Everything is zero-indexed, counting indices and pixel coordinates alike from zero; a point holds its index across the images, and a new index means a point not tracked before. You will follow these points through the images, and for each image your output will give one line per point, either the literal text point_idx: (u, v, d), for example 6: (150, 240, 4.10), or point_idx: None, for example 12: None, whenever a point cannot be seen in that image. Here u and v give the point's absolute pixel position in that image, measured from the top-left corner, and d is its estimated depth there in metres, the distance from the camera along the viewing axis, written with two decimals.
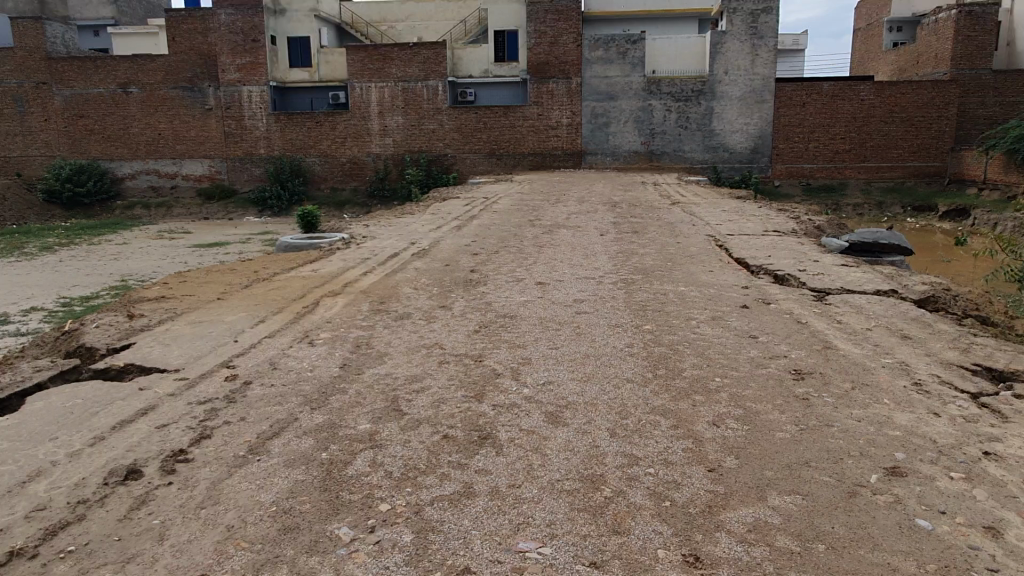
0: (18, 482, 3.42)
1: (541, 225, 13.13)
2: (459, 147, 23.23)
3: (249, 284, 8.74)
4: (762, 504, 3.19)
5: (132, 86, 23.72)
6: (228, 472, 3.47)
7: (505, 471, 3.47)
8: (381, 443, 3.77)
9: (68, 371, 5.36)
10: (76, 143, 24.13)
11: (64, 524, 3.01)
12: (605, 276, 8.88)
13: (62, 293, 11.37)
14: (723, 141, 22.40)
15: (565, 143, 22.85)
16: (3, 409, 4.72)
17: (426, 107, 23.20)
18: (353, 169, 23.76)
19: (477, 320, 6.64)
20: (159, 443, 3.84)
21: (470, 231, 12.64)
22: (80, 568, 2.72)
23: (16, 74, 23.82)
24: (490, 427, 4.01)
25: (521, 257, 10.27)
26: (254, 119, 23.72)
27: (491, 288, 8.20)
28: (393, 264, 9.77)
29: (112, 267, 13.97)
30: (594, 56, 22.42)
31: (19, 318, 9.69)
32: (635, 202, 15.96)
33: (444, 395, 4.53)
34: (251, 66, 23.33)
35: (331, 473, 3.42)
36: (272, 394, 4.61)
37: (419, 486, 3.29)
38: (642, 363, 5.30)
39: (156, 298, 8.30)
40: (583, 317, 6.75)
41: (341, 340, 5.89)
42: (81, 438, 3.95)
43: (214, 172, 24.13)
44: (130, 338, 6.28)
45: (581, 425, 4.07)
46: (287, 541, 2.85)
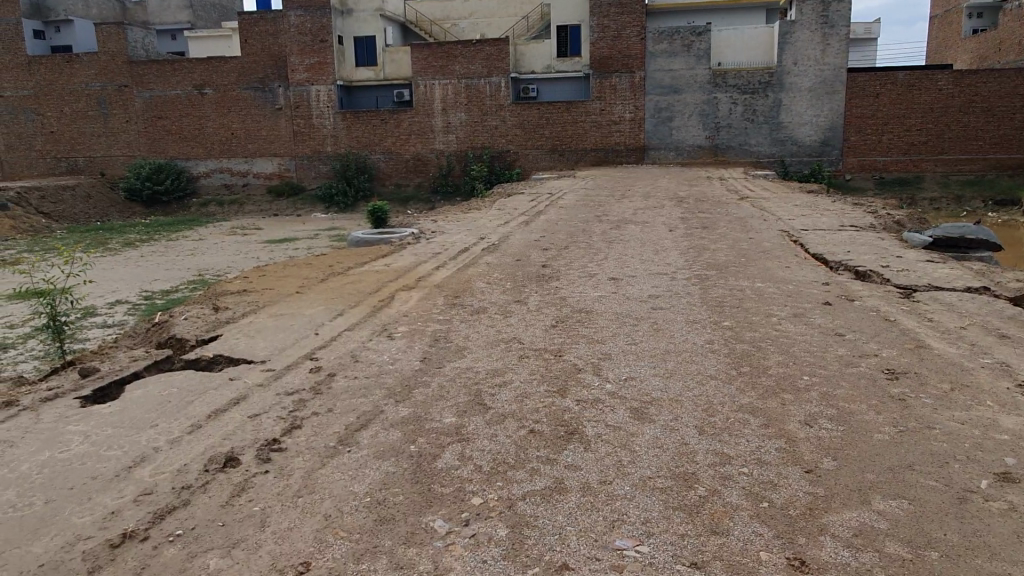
0: (124, 466, 3.57)
1: (608, 221, 13.01)
2: (522, 143, 23.18)
3: (325, 279, 8.91)
4: (866, 508, 3.07)
5: (207, 88, 24.57)
6: (320, 462, 3.55)
7: (595, 467, 3.42)
8: (468, 437, 3.78)
9: (161, 361, 5.60)
10: (155, 143, 25.11)
11: (171, 508, 3.12)
12: (678, 272, 8.72)
13: (144, 287, 11.83)
14: (792, 134, 21.70)
15: (628, 138, 22.53)
16: (105, 396, 4.96)
17: (488, 103, 23.23)
18: (417, 166, 24.04)
19: (553, 314, 6.62)
20: (252, 432, 3.94)
21: (538, 226, 12.63)
22: (190, 552, 2.81)
23: (100, 77, 24.90)
24: (577, 422, 3.98)
25: (589, 252, 10.17)
26: (321, 117, 24.22)
27: (564, 283, 8.16)
28: (464, 259, 9.82)
29: (189, 263, 14.44)
30: (658, 49, 22.04)
31: (107, 310, 10.11)
32: (702, 197, 15.61)
33: (527, 390, 4.51)
34: (320, 65, 23.81)
35: (421, 466, 3.44)
36: (357, 386, 4.69)
37: (511, 480, 3.29)
38: (725, 360, 5.17)
39: (239, 292, 8.56)
40: (659, 313, 6.64)
41: (420, 334, 5.94)
42: (180, 426, 4.10)
43: (284, 170, 24.77)
44: (216, 330, 6.49)
45: (669, 422, 3.99)
46: (384, 532, 2.88)
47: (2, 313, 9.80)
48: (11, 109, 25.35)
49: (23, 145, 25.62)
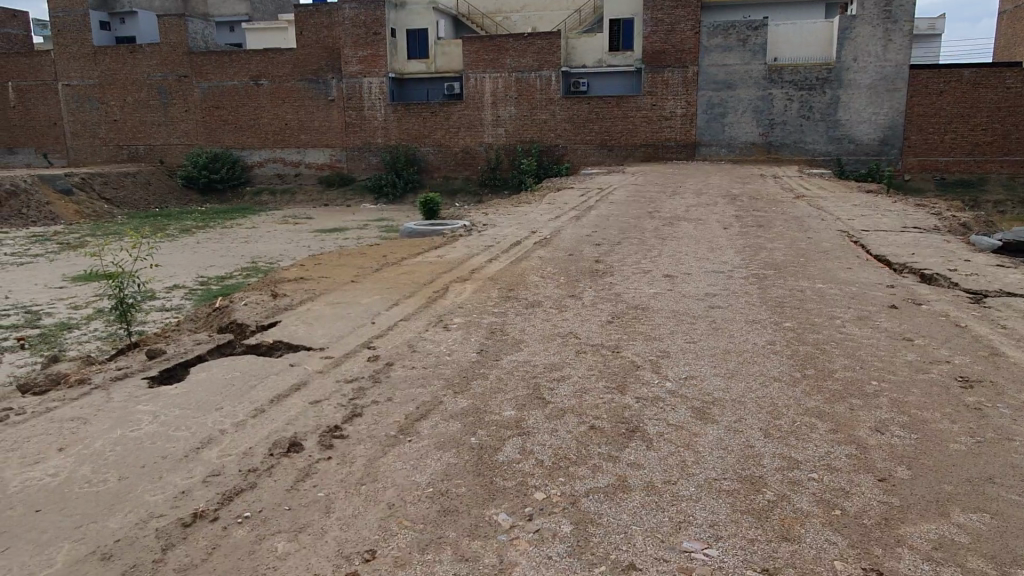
0: (193, 447, 3.64)
1: (659, 217, 12.83)
2: (571, 137, 23.00)
3: (379, 269, 8.99)
4: (946, 520, 2.94)
5: (262, 79, 25.02)
6: (381, 451, 3.56)
7: (659, 466, 3.37)
8: (528, 431, 3.76)
9: (224, 345, 5.73)
10: (213, 133, 25.69)
11: (239, 490, 3.17)
12: (734, 271, 8.55)
13: (201, 273, 12.14)
14: (850, 133, 21.05)
15: (679, 134, 22.13)
16: (170, 377, 5.10)
17: (539, 97, 23.13)
18: (465, 159, 24.08)
19: (608, 310, 6.54)
20: (314, 419, 3.99)
21: (589, 221, 12.53)
22: (259, 534, 2.84)
23: (161, 68, 25.56)
24: (637, 420, 3.91)
25: (642, 249, 10.03)
26: (373, 109, 24.46)
27: (618, 279, 8.05)
28: (516, 252, 9.78)
29: (244, 250, 14.75)
30: (712, 44, 21.58)
31: (165, 294, 10.41)
32: (756, 195, 15.27)
33: (585, 385, 4.47)
34: (372, 58, 24.06)
35: (482, 458, 3.44)
36: (415, 375, 4.72)
37: (573, 476, 3.25)
38: (789, 361, 5.06)
39: (295, 279, 8.70)
40: (717, 312, 6.51)
41: (476, 326, 5.94)
42: (244, 410, 4.17)
43: (335, 161, 25.08)
44: (275, 316, 6.61)
45: (732, 423, 3.90)
46: (448, 523, 2.88)
47: (69, 294, 10.17)
48: (76, 98, 26.17)
49: (88, 133, 26.39)
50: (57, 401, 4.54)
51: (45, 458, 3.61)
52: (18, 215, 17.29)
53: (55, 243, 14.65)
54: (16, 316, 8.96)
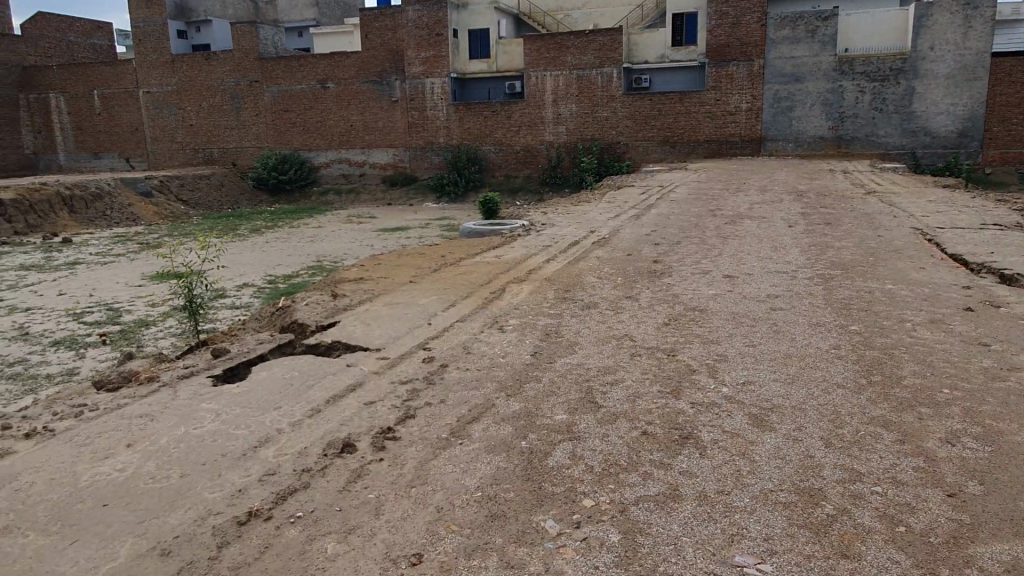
0: (251, 445, 3.75)
1: (721, 216, 12.55)
2: (632, 134, 22.69)
3: (437, 269, 9.07)
4: (1020, 541, 2.77)
5: (329, 82, 25.59)
6: (433, 454, 3.59)
7: (712, 475, 3.28)
8: (579, 435, 3.72)
9: (285, 344, 5.89)
10: (282, 135, 26.38)
11: (293, 490, 3.24)
12: (798, 271, 8.30)
13: (269, 271, 12.50)
14: (926, 125, 20.07)
15: (744, 130, 21.53)
16: (234, 376, 5.27)
17: (600, 94, 22.92)
18: (526, 157, 24.05)
19: (665, 312, 6.44)
20: (368, 420, 4.05)
21: (649, 220, 12.36)
22: (309, 535, 2.90)
23: (234, 73, 26.41)
24: (691, 426, 3.83)
25: (703, 248, 9.84)
26: (435, 109, 24.72)
27: (677, 279, 7.93)
28: (574, 252, 9.72)
29: (311, 249, 15.13)
30: (779, 35, 20.91)
31: (235, 292, 10.76)
32: (824, 191, 14.79)
33: (639, 390, 4.40)
34: (435, 59, 24.35)
35: (532, 463, 3.42)
36: (469, 377, 4.74)
37: (623, 484, 3.21)
38: (854, 366, 4.87)
39: (356, 279, 8.87)
40: (778, 314, 6.32)
41: (531, 328, 5.93)
42: (301, 410, 4.26)
43: (398, 161, 25.45)
44: (335, 316, 6.75)
45: (791, 432, 3.77)
46: (496, 529, 2.88)
47: (148, 292, 10.62)
48: (156, 104, 27.27)
49: (166, 137, 27.46)
50: (128, 398, 4.74)
51: (114, 454, 3.77)
52: (103, 217, 18.15)
53: (136, 243, 15.34)
54: (98, 312, 9.41)
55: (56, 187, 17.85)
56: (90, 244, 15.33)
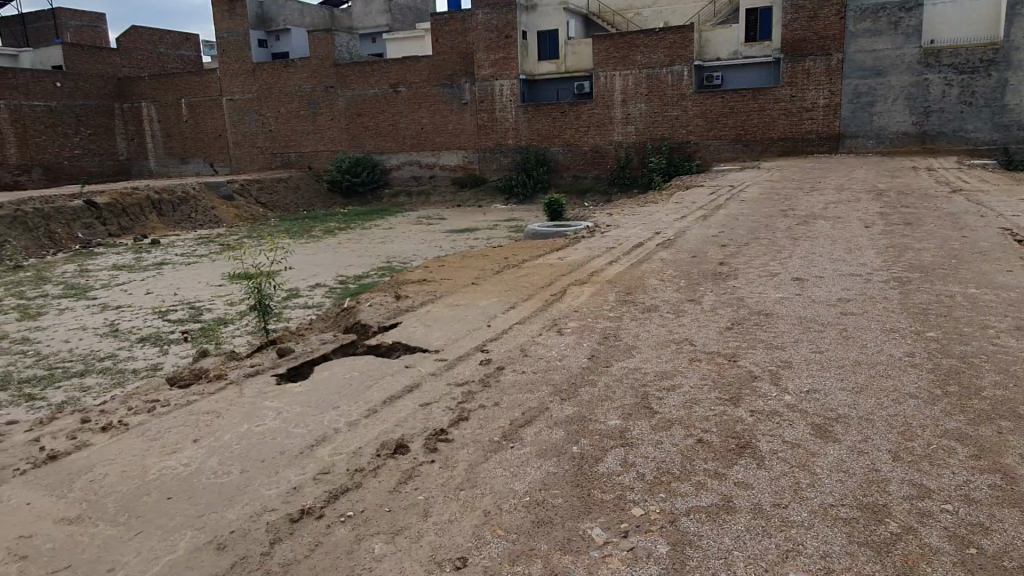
0: (308, 444, 3.84)
1: (794, 216, 12.15)
2: (703, 133, 22.16)
3: (500, 271, 9.11)
4: None
5: (401, 86, 26.05)
6: (484, 456, 3.59)
7: (769, 487, 3.17)
8: (632, 442, 3.66)
9: (347, 345, 6.03)
10: (355, 139, 27.01)
11: (345, 489, 3.30)
12: (874, 273, 7.95)
13: (341, 272, 12.82)
14: (1019, 118, 18.85)
15: (821, 126, 20.70)
16: (298, 375, 5.42)
17: (670, 93, 22.49)
18: (594, 158, 23.87)
19: (729, 316, 6.27)
20: (422, 421, 4.09)
21: (717, 220, 12.10)
22: (358, 534, 2.94)
23: (310, 79, 27.17)
24: (749, 435, 3.72)
25: (772, 249, 9.56)
26: (504, 111, 24.81)
27: (743, 282, 7.72)
28: (639, 254, 9.59)
29: (381, 250, 15.43)
30: (860, 28, 20.02)
31: (308, 292, 11.07)
32: (906, 189, 14.17)
33: (697, 396, 4.29)
34: (504, 61, 24.43)
35: (582, 469, 3.38)
36: (524, 380, 4.73)
37: (674, 493, 3.14)
38: (929, 376, 4.60)
39: (419, 280, 8.99)
40: (850, 319, 6.06)
41: (590, 330, 5.87)
42: (358, 410, 4.35)
43: (467, 163, 25.68)
44: (396, 318, 6.85)
45: (856, 444, 3.61)
46: (541, 535, 2.86)
47: (226, 291, 11.05)
48: (238, 111, 28.31)
49: (246, 143, 28.48)
50: (197, 395, 4.93)
51: (182, 449, 3.93)
52: (188, 219, 18.97)
53: (217, 245, 15.99)
54: (181, 311, 9.85)
55: (145, 192, 18.78)
56: (176, 245, 16.07)
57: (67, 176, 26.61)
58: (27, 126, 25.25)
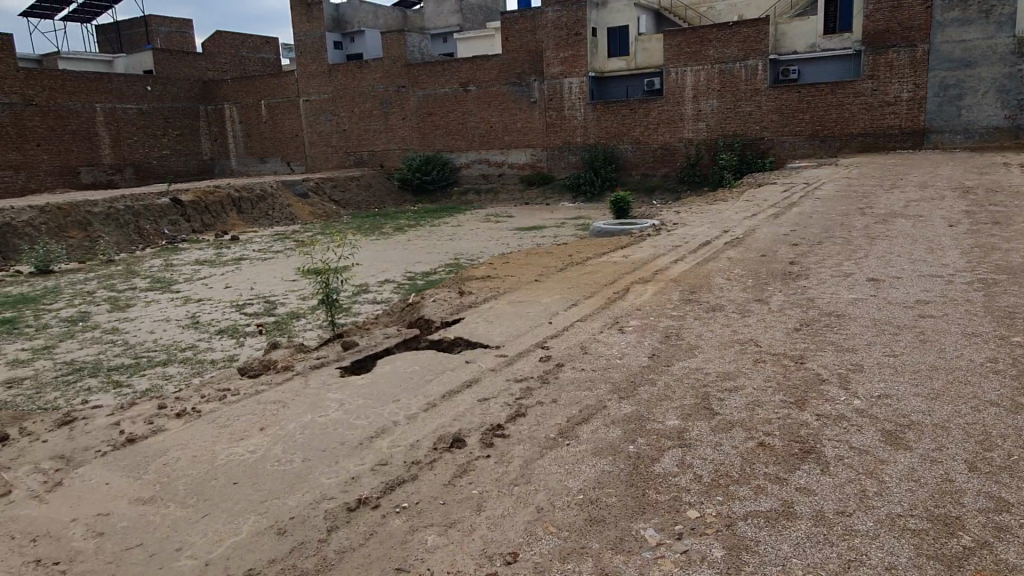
0: (368, 436, 3.92)
1: (872, 215, 11.67)
2: (778, 129, 21.49)
3: (564, 268, 9.08)
4: None
5: (471, 85, 26.27)
6: (539, 453, 3.59)
7: (832, 494, 3.06)
8: (690, 442, 3.60)
9: (411, 339, 6.13)
10: (426, 138, 27.39)
11: (401, 481, 3.35)
12: (957, 275, 7.55)
13: (409, 268, 13.02)
14: None
15: (904, 121, 19.76)
16: (362, 368, 5.55)
17: (743, 89, 21.89)
18: (664, 155, 23.50)
19: (798, 316, 6.08)
20: (480, 416, 4.12)
21: (790, 219, 11.75)
22: (412, 525, 2.99)
23: (383, 80, 27.68)
24: (814, 439, 3.59)
25: (847, 249, 9.23)
26: (573, 109, 24.71)
27: (814, 282, 7.47)
28: (706, 253, 9.41)
29: (448, 248, 15.59)
30: (947, 18, 19.03)
31: (377, 288, 11.29)
32: (996, 186, 13.43)
33: (760, 398, 4.18)
34: (574, 58, 24.32)
35: (637, 468, 3.34)
36: (583, 378, 4.70)
37: (733, 496, 3.06)
38: (1012, 384, 4.34)
39: (483, 277, 9.04)
40: (929, 322, 5.78)
41: (651, 329, 5.79)
42: (418, 403, 4.41)
43: (535, 161, 25.69)
44: (459, 313, 6.92)
45: (930, 452, 3.44)
46: (593, 534, 2.84)
47: (299, 286, 11.38)
48: (314, 112, 29.08)
49: (321, 142, 29.23)
50: (266, 385, 5.11)
51: (249, 436, 4.07)
52: (266, 217, 19.62)
53: (292, 241, 16.48)
54: (257, 305, 10.20)
55: (227, 190, 19.53)
56: (253, 241, 16.65)
57: (155, 175, 27.77)
58: (120, 127, 26.28)
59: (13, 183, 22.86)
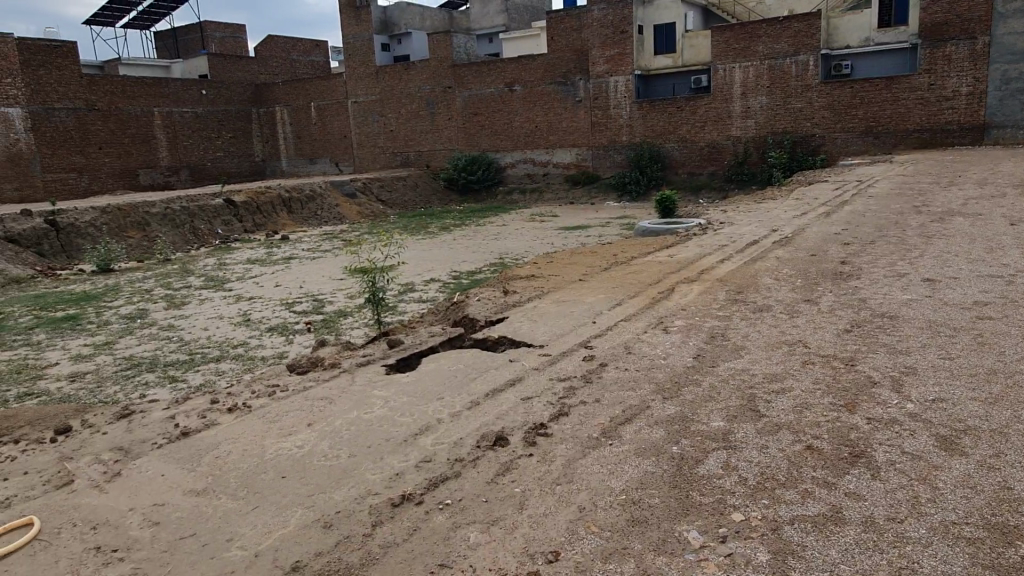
0: (412, 433, 3.96)
1: (928, 213, 11.31)
2: (829, 126, 20.99)
3: (609, 268, 9.04)
4: None
5: (516, 85, 26.30)
6: (582, 452, 3.59)
7: (883, 500, 2.98)
8: (736, 444, 3.55)
9: (455, 338, 6.18)
10: (471, 138, 27.53)
11: (444, 478, 3.39)
12: (1018, 275, 7.27)
13: (454, 267, 13.11)
14: None
15: (963, 116, 19.09)
16: (407, 366, 5.62)
17: (794, 85, 21.43)
18: (711, 153, 23.17)
19: (849, 317, 5.94)
20: (523, 415, 4.14)
21: (841, 217, 11.47)
22: (455, 522, 3.02)
23: (429, 80, 27.91)
24: (865, 443, 3.51)
25: (901, 248, 8.98)
26: (618, 107, 24.54)
27: (866, 282, 7.29)
28: (753, 252, 9.25)
29: (493, 247, 15.65)
30: (1010, 8, 18.30)
31: (423, 287, 11.40)
32: None
33: (808, 400, 4.10)
34: (620, 57, 24.14)
35: (681, 470, 3.31)
36: (626, 378, 4.67)
37: (779, 500, 3.01)
38: None
39: (527, 277, 9.06)
40: (987, 324, 5.58)
41: (696, 330, 5.73)
42: (462, 401, 4.45)
43: (580, 160, 25.60)
44: (503, 312, 6.95)
45: (987, 459, 3.32)
46: (636, 535, 2.83)
47: (347, 285, 11.56)
48: (362, 113, 29.51)
49: (368, 143, 29.64)
50: (314, 381, 5.22)
51: (297, 432, 4.16)
52: (315, 217, 19.99)
53: (340, 240, 16.76)
54: (306, 303, 10.40)
55: (277, 191, 19.95)
56: (302, 241, 16.99)
57: (210, 176, 28.54)
58: (177, 130, 27.07)
59: (77, 185, 23.73)
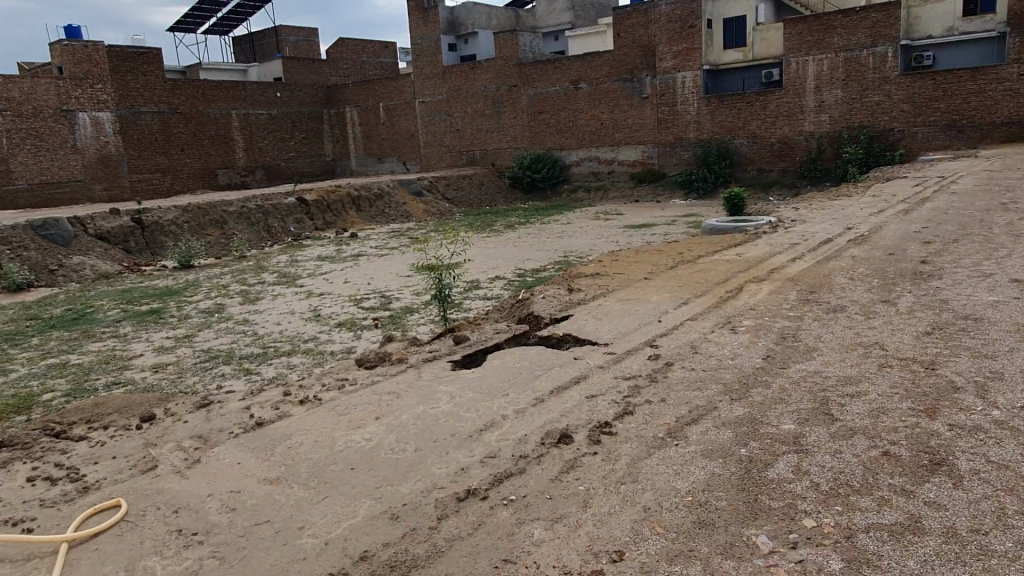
0: (478, 428, 4.01)
1: (1017, 210, 10.71)
2: (909, 119, 20.10)
3: (675, 266, 8.91)
4: None
5: (582, 82, 26.15)
6: (648, 452, 3.55)
7: (965, 510, 2.85)
8: (807, 448, 3.45)
9: (520, 335, 6.21)
10: (536, 136, 27.51)
11: (509, 474, 3.42)
12: None
13: (519, 265, 13.16)
14: None
15: None
16: (472, 362, 5.67)
17: (871, 77, 20.60)
18: (782, 149, 22.50)
19: (929, 319, 5.68)
20: (588, 413, 4.12)
21: (921, 215, 10.97)
22: (519, 518, 3.04)
23: (495, 79, 28.02)
24: (946, 451, 3.36)
25: (987, 247, 8.52)
26: (686, 103, 24.11)
27: (948, 283, 6.96)
28: (827, 251, 8.94)
29: (557, 245, 15.61)
30: None
31: (488, 284, 11.48)
32: None
33: (885, 404, 3.95)
34: (688, 52, 23.72)
35: (750, 472, 3.24)
36: (693, 378, 4.60)
37: (853, 507, 2.91)
38: None
39: (592, 275, 9.01)
40: None
41: (766, 330, 5.59)
42: (526, 398, 4.46)
43: (646, 157, 25.25)
44: (568, 310, 6.93)
45: None
46: (703, 537, 2.78)
47: (413, 282, 11.74)
48: (429, 112, 29.89)
49: (435, 142, 30.00)
50: (382, 376, 5.33)
51: (366, 425, 4.26)
52: (383, 215, 20.38)
53: (406, 238, 17.02)
54: (373, 299, 10.62)
55: (347, 190, 20.41)
56: (370, 238, 17.34)
57: (283, 176, 29.42)
58: (253, 131, 28.00)
59: (160, 185, 24.84)
